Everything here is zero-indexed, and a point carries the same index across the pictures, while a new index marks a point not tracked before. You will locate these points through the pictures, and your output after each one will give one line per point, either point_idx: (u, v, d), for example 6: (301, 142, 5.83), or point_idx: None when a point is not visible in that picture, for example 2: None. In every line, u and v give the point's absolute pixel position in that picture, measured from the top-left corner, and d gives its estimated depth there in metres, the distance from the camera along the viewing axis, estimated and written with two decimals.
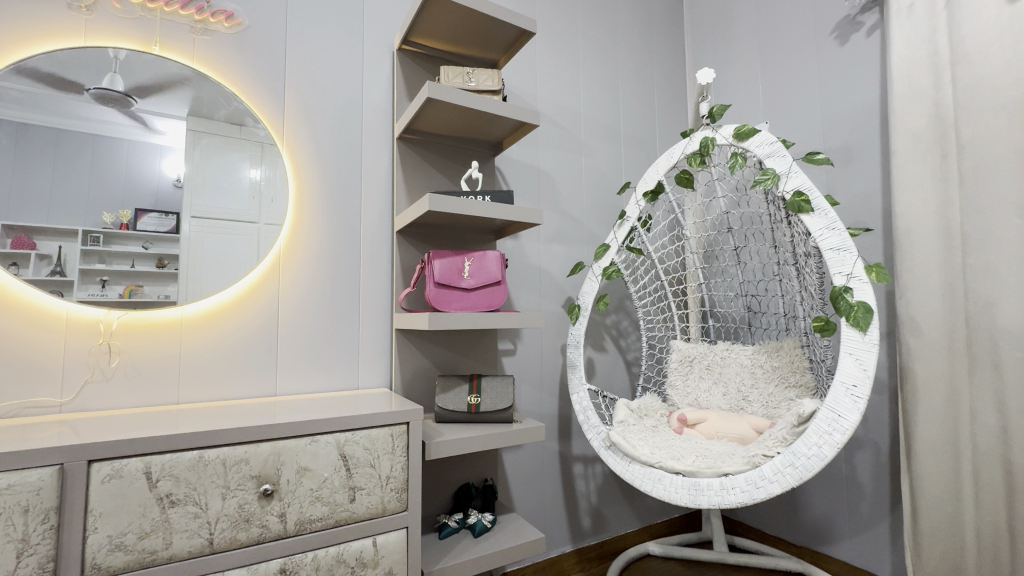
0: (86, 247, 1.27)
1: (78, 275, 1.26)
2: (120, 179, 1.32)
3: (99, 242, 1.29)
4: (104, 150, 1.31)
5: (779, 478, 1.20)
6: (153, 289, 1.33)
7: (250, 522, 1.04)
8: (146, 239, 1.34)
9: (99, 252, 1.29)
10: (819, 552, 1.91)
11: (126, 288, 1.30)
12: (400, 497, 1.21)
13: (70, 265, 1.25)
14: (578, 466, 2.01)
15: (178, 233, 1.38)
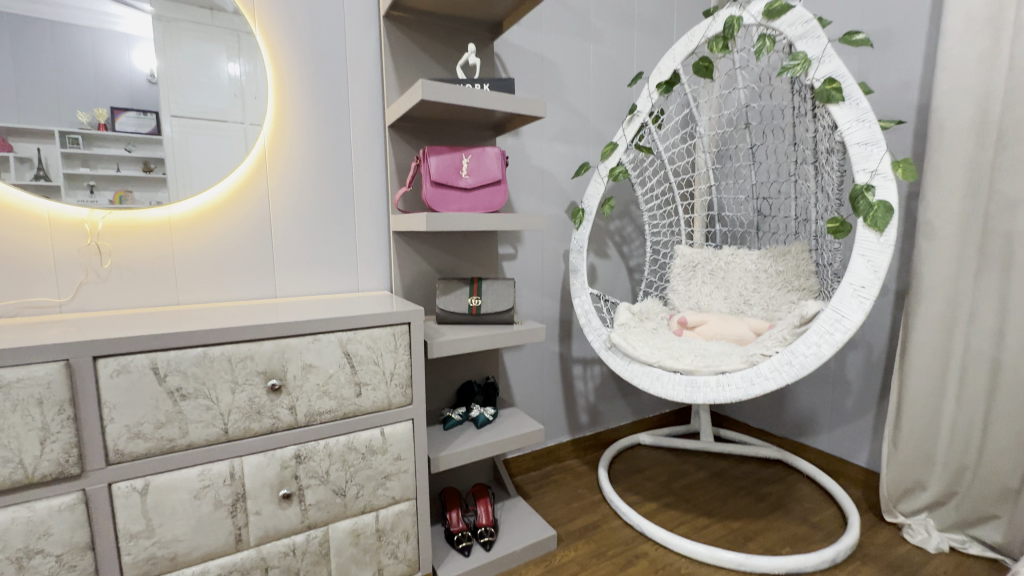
0: (66, 149, 1.20)
1: (64, 180, 1.20)
2: (88, 72, 1.20)
3: (79, 144, 1.22)
4: (64, 38, 1.18)
5: (776, 375, 1.24)
6: (143, 196, 1.28)
7: (262, 414, 1.09)
8: (128, 141, 1.26)
9: (81, 155, 1.22)
10: (799, 442, 2.06)
11: (116, 194, 1.25)
12: (405, 392, 1.25)
13: (53, 169, 1.19)
14: (578, 366, 2.08)
15: (161, 135, 1.29)
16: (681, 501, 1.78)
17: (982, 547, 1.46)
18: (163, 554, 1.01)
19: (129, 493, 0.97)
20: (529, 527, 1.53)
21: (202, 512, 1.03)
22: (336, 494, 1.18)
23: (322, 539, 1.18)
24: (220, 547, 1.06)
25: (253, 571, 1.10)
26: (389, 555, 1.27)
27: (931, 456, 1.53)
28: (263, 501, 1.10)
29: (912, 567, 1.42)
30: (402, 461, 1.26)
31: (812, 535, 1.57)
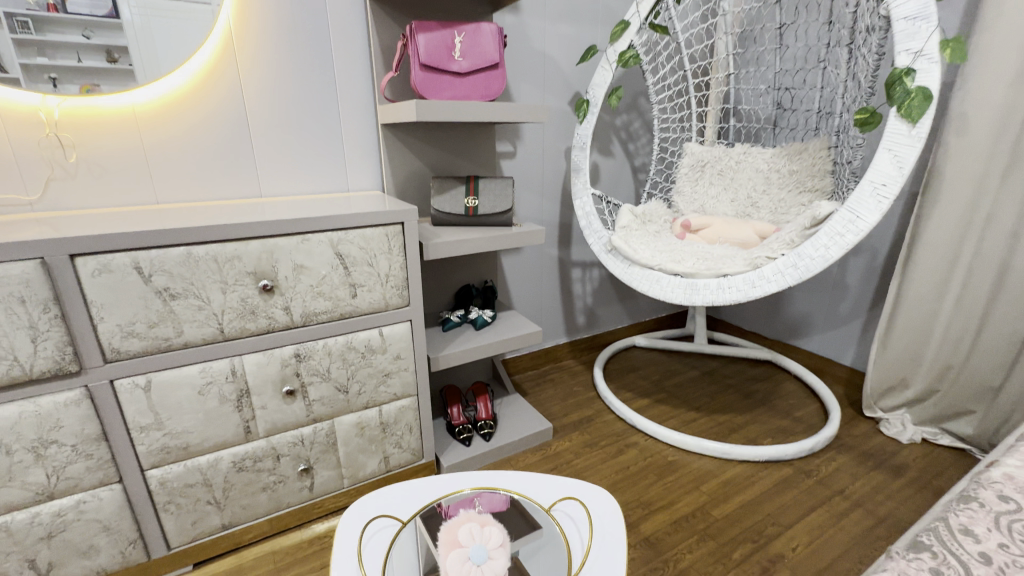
0: (17, 35, 1.06)
1: (21, 71, 1.07)
2: None
3: (30, 30, 1.07)
4: None
5: (778, 278, 1.21)
6: (111, 89, 1.16)
7: (256, 314, 1.07)
8: (84, 25, 1.11)
9: (35, 43, 1.08)
10: (790, 344, 2.12)
11: (82, 88, 1.13)
12: (402, 294, 1.23)
13: (6, 58, 1.05)
14: (576, 271, 2.06)
15: (120, 18, 1.13)
16: (671, 398, 1.86)
17: (952, 438, 1.55)
18: (176, 444, 1.05)
19: (132, 390, 0.98)
20: (526, 421, 1.61)
21: (208, 406, 1.06)
22: (339, 391, 1.21)
23: (328, 431, 1.23)
24: (230, 438, 1.11)
25: (265, 459, 1.16)
26: (394, 445, 1.34)
27: (919, 357, 1.56)
28: (267, 397, 1.12)
29: (883, 456, 1.52)
30: (401, 361, 1.28)
31: (793, 428, 1.66)
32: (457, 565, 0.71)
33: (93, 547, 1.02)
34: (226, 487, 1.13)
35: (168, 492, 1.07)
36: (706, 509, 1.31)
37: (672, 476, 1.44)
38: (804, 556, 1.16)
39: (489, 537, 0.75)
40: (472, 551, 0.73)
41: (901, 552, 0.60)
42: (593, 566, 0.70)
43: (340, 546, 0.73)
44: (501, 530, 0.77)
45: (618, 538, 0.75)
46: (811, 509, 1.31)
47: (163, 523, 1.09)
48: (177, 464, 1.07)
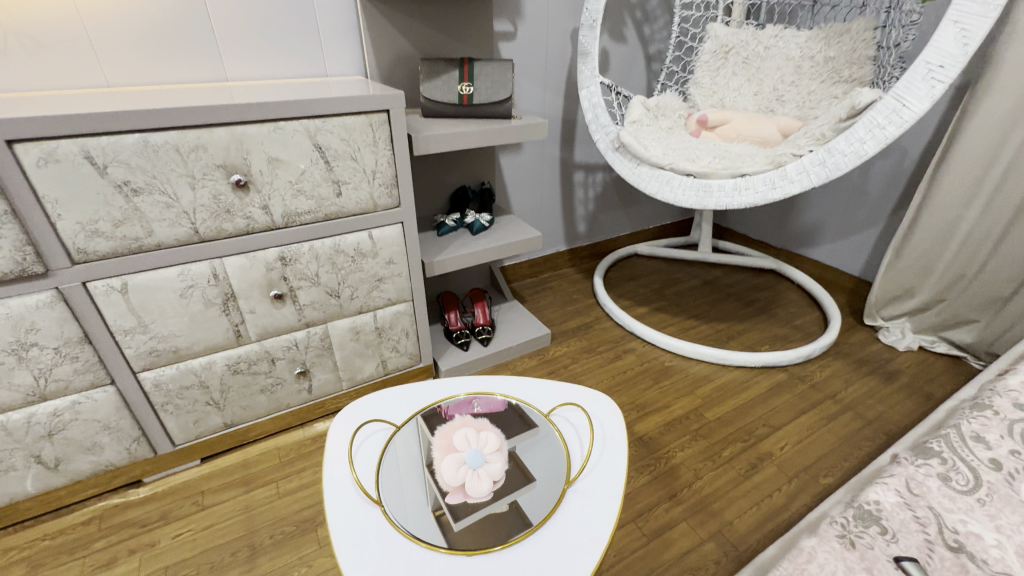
0: None
1: None
2: None
3: None
4: None
5: (802, 179, 1.11)
6: None
7: (232, 213, 0.98)
8: None
9: None
10: (797, 254, 2.06)
11: None
12: (391, 194, 1.13)
13: None
14: (579, 174, 1.93)
15: None
16: (671, 306, 1.84)
17: (949, 346, 1.55)
18: (165, 347, 1.02)
19: (108, 293, 0.93)
20: (524, 327, 1.60)
21: (193, 310, 1.02)
22: (330, 296, 1.16)
23: (323, 336, 1.20)
24: (221, 342, 1.08)
25: (260, 362, 1.15)
26: (391, 349, 1.33)
27: (932, 266, 1.51)
28: (255, 301, 1.08)
29: (878, 362, 1.53)
30: (394, 266, 1.22)
31: (792, 336, 1.66)
32: (454, 470, 0.71)
33: (97, 444, 1.04)
34: (223, 389, 1.13)
35: (165, 393, 1.07)
36: (700, 412, 1.33)
37: (668, 381, 1.45)
38: (791, 453, 1.20)
39: (485, 443, 0.75)
40: (468, 455, 0.73)
41: (908, 459, 0.58)
42: (593, 471, 0.70)
43: (331, 451, 0.72)
44: (498, 436, 0.77)
45: (618, 443, 0.74)
46: (802, 412, 1.33)
47: (165, 422, 1.10)
48: (170, 367, 1.05)
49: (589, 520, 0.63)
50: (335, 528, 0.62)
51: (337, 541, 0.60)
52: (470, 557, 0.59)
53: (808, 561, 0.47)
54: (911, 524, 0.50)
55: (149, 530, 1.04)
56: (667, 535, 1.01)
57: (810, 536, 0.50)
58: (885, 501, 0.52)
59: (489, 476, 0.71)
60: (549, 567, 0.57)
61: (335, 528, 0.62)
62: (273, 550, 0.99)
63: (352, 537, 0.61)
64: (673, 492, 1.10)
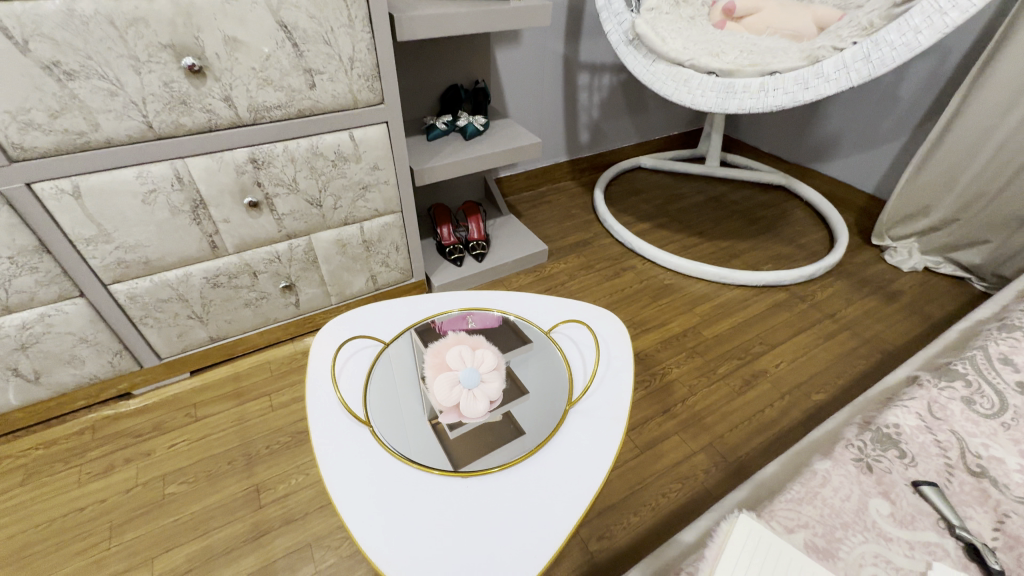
0: None
1: None
2: None
3: None
4: None
5: (840, 77, 0.99)
6: None
7: (189, 106, 0.86)
8: None
9: None
10: (809, 170, 1.95)
11: None
12: (373, 89, 1.00)
13: None
14: (584, 75, 1.74)
15: None
16: (674, 222, 1.76)
17: (954, 268, 1.52)
18: (134, 258, 0.95)
19: (59, 197, 0.83)
20: (521, 243, 1.52)
21: (159, 218, 0.93)
22: (311, 205, 1.07)
23: (307, 248, 1.13)
24: (195, 254, 1.00)
25: (241, 276, 1.08)
26: (380, 263, 1.26)
27: (954, 182, 1.42)
28: (228, 209, 0.98)
29: (881, 283, 1.50)
30: (380, 172, 1.11)
31: (796, 255, 1.60)
32: (447, 390, 0.67)
33: (76, 357, 1.00)
34: (204, 303, 1.07)
35: (142, 307, 1.01)
36: (698, 330, 1.32)
37: (667, 299, 1.42)
38: (786, 371, 1.20)
39: (481, 361, 0.71)
40: (463, 374, 0.68)
41: (930, 381, 0.55)
42: (597, 391, 0.67)
43: (313, 369, 0.68)
44: (495, 354, 0.73)
45: (624, 363, 0.70)
46: (800, 331, 1.32)
47: (146, 335, 1.06)
48: (143, 279, 0.98)
49: (590, 442, 0.61)
50: (322, 450, 0.59)
51: (324, 462, 0.58)
52: (466, 479, 0.57)
53: (821, 486, 0.45)
54: (931, 448, 0.47)
55: (143, 440, 1.03)
56: (659, 448, 1.02)
57: (823, 458, 0.48)
58: (905, 425, 0.49)
59: (485, 396, 0.67)
60: (549, 489, 0.56)
61: (321, 447, 0.59)
62: (269, 459, 1.00)
63: (340, 458, 0.58)
64: (667, 408, 1.10)
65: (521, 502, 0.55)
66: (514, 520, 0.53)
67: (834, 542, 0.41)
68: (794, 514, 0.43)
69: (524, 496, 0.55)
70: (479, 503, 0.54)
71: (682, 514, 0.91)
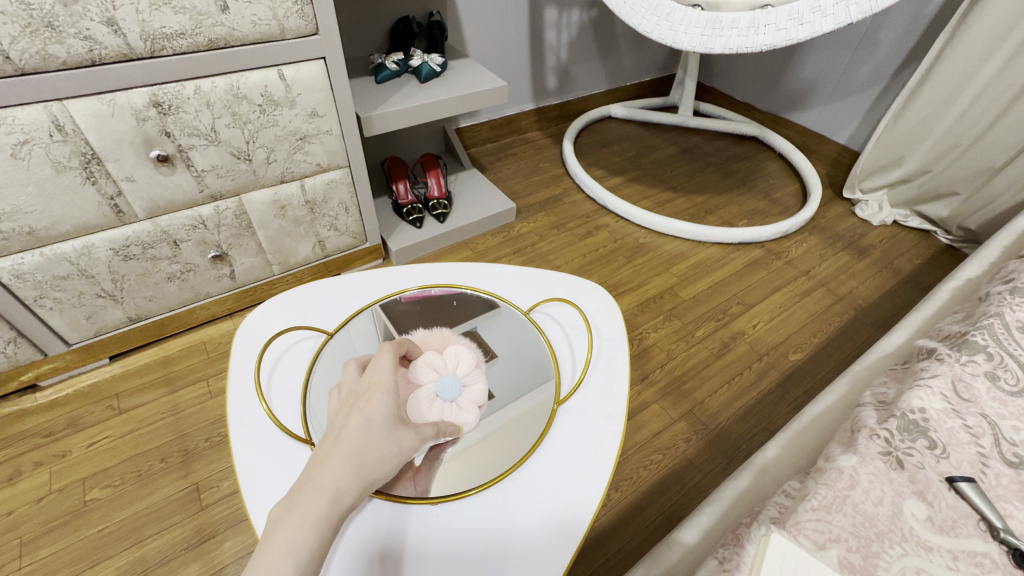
0: None
1: None
2: None
3: None
4: None
5: (839, 12, 0.88)
6: None
7: (57, 30, 0.66)
8: None
9: None
10: (782, 119, 1.88)
11: None
12: (304, 15, 0.82)
13: None
14: (551, 10, 1.57)
15: None
16: (647, 176, 1.67)
17: (920, 220, 1.51)
18: (14, 228, 0.77)
19: None
20: (486, 200, 1.40)
21: (39, 177, 0.75)
22: (237, 159, 0.91)
23: (237, 212, 0.97)
24: (95, 220, 0.83)
25: (159, 245, 0.92)
26: (328, 227, 1.12)
27: (929, 132, 1.38)
28: (131, 164, 0.81)
29: (852, 237, 1.48)
30: (319, 120, 0.95)
31: (770, 209, 1.56)
32: (426, 408, 0.53)
33: None
34: (116, 278, 0.91)
35: (35, 286, 0.84)
36: (674, 291, 1.26)
37: (642, 258, 1.35)
38: (764, 332, 1.17)
39: (458, 361, 0.59)
40: (440, 387, 0.55)
41: (950, 355, 0.49)
42: (589, 386, 0.60)
43: (238, 378, 0.59)
44: (471, 351, 0.62)
45: (617, 346, 0.65)
46: (776, 289, 1.28)
47: (47, 319, 0.89)
48: (29, 253, 0.81)
49: (580, 448, 0.55)
50: (253, 480, 0.51)
51: (250, 496, 0.50)
52: (435, 505, 0.50)
53: (850, 488, 0.38)
54: (961, 434, 0.41)
55: (57, 439, 0.89)
56: (639, 418, 0.97)
57: (846, 452, 0.42)
58: (932, 409, 0.43)
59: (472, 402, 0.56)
60: (534, 512, 0.50)
61: (249, 478, 0.51)
62: (210, 454, 0.88)
63: (273, 489, 0.51)
64: (646, 374, 1.05)
65: (500, 528, 0.49)
66: (491, 553, 0.47)
67: (871, 558, 0.34)
68: (824, 526, 0.36)
69: (505, 524, 0.49)
70: (451, 535, 0.49)
71: (664, 486, 0.88)
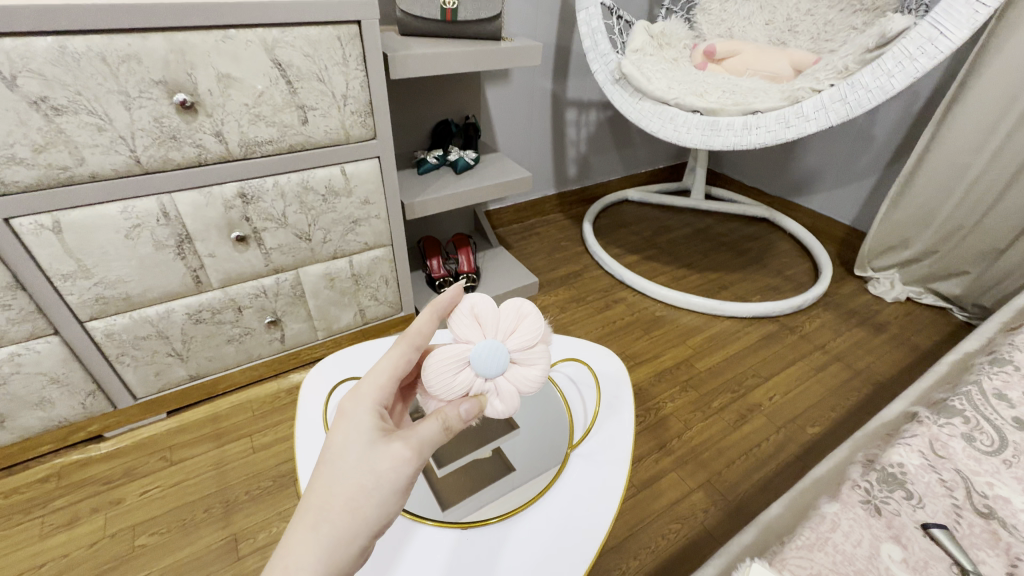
0: None
1: None
2: None
3: None
4: None
5: (819, 117, 1.03)
6: None
7: (179, 140, 0.85)
8: None
9: None
10: (791, 203, 2.00)
11: None
12: (365, 125, 1.01)
13: None
14: (572, 112, 1.79)
15: None
16: (663, 254, 1.78)
17: (935, 298, 1.55)
18: (113, 294, 0.92)
19: (39, 232, 0.80)
20: (512, 275, 1.52)
21: (141, 254, 0.90)
22: (299, 239, 1.06)
23: (294, 283, 1.11)
24: (178, 289, 0.97)
25: (226, 311, 1.05)
26: (370, 297, 1.24)
27: (931, 216, 1.46)
28: (214, 243, 0.97)
29: (867, 314, 1.52)
30: (371, 206, 1.11)
31: (783, 286, 1.63)
32: (457, 377, 0.54)
33: (46, 399, 0.95)
34: (185, 339, 1.04)
35: (119, 344, 0.97)
36: (690, 363, 1.31)
37: (658, 331, 1.42)
38: (781, 404, 1.19)
39: (512, 330, 0.57)
40: (485, 359, 0.54)
41: (929, 418, 0.54)
42: (599, 433, 0.67)
43: (304, 419, 0.68)
44: (535, 320, 0.58)
45: (624, 399, 0.71)
46: (791, 363, 1.32)
47: (122, 375, 1.01)
48: (121, 316, 0.95)
49: (590, 488, 0.60)
50: None
51: None
52: (465, 529, 0.57)
53: (831, 530, 0.43)
54: (937, 487, 0.46)
55: (113, 487, 0.97)
56: (656, 486, 0.99)
57: (830, 501, 0.46)
58: (910, 464, 0.48)
59: (513, 386, 0.55)
60: (548, 541, 0.55)
61: None
62: (248, 506, 0.94)
63: None
64: (663, 443, 1.08)
65: (517, 555, 0.54)
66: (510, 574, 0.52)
67: None
68: (807, 563, 0.40)
69: (521, 549, 0.54)
70: (477, 557, 0.54)
71: (682, 558, 0.88)
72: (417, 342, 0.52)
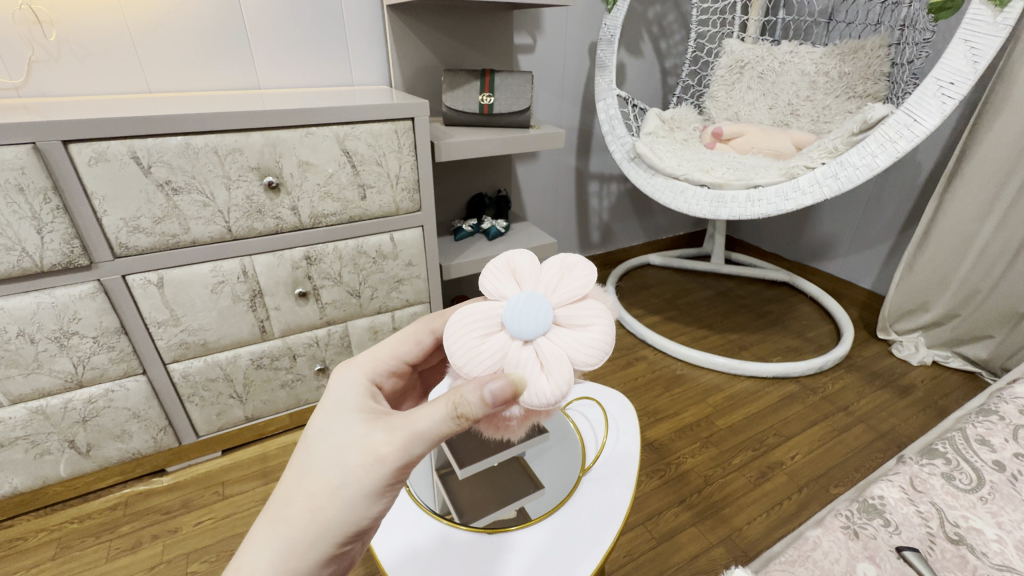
0: None
1: None
2: None
3: None
4: None
5: (814, 190, 1.14)
6: None
7: (263, 213, 1.03)
8: None
9: None
10: (810, 268, 2.07)
11: None
12: (413, 199, 1.18)
13: None
14: (594, 184, 1.97)
15: None
16: (683, 315, 1.86)
17: (963, 362, 1.54)
18: (194, 340, 1.07)
19: (146, 286, 0.98)
20: None
21: (222, 305, 1.06)
22: (351, 296, 1.21)
23: (342, 335, 1.24)
24: (247, 337, 1.12)
25: (283, 358, 1.19)
26: None
27: (947, 281, 1.50)
28: (280, 298, 1.12)
29: (891, 376, 1.53)
30: (414, 268, 1.26)
31: (804, 347, 1.66)
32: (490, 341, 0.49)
33: (125, 433, 1.08)
34: (246, 383, 1.17)
35: (192, 385, 1.11)
36: (710, 420, 1.34)
37: (679, 388, 1.46)
38: (803, 463, 1.20)
39: (556, 284, 0.52)
40: (520, 315, 0.49)
41: (912, 458, 0.59)
42: (607, 459, 0.75)
43: None
44: (585, 270, 0.53)
45: (631, 433, 0.79)
46: (813, 423, 1.33)
47: (190, 413, 1.14)
48: (197, 359, 1.09)
49: (600, 505, 0.68)
50: None
51: None
52: (491, 535, 0.65)
53: (812, 549, 0.48)
54: (914, 518, 0.51)
55: (172, 517, 1.07)
56: (676, 539, 1.02)
57: (816, 526, 0.51)
58: (890, 497, 0.53)
59: (558, 341, 0.49)
60: (564, 547, 0.62)
61: None
62: None
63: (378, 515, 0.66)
64: (683, 498, 1.11)
65: (537, 557, 0.61)
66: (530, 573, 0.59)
67: None
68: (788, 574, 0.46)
69: (541, 553, 0.62)
70: (502, 557, 0.61)
71: None
72: (432, 326, 0.64)
